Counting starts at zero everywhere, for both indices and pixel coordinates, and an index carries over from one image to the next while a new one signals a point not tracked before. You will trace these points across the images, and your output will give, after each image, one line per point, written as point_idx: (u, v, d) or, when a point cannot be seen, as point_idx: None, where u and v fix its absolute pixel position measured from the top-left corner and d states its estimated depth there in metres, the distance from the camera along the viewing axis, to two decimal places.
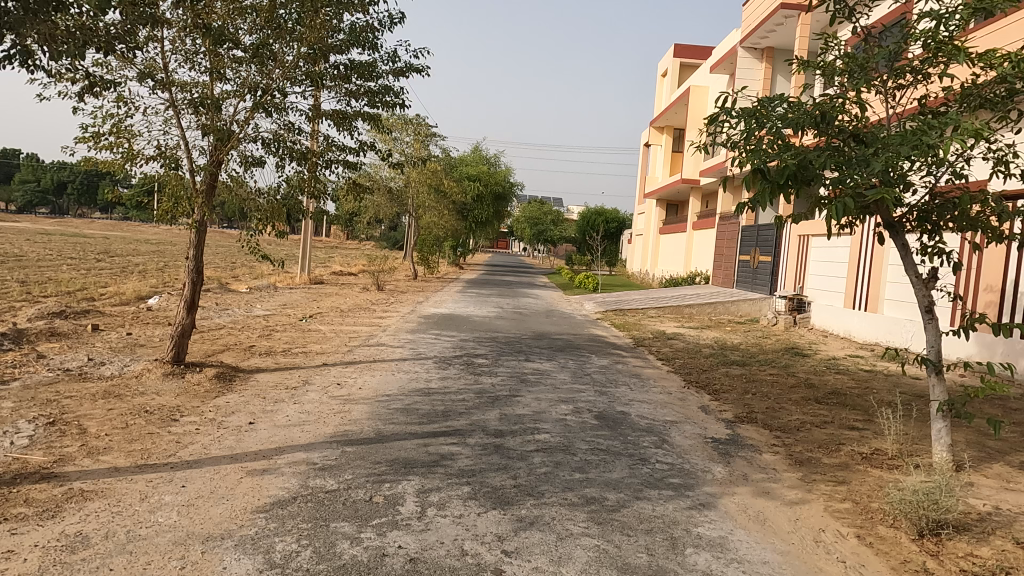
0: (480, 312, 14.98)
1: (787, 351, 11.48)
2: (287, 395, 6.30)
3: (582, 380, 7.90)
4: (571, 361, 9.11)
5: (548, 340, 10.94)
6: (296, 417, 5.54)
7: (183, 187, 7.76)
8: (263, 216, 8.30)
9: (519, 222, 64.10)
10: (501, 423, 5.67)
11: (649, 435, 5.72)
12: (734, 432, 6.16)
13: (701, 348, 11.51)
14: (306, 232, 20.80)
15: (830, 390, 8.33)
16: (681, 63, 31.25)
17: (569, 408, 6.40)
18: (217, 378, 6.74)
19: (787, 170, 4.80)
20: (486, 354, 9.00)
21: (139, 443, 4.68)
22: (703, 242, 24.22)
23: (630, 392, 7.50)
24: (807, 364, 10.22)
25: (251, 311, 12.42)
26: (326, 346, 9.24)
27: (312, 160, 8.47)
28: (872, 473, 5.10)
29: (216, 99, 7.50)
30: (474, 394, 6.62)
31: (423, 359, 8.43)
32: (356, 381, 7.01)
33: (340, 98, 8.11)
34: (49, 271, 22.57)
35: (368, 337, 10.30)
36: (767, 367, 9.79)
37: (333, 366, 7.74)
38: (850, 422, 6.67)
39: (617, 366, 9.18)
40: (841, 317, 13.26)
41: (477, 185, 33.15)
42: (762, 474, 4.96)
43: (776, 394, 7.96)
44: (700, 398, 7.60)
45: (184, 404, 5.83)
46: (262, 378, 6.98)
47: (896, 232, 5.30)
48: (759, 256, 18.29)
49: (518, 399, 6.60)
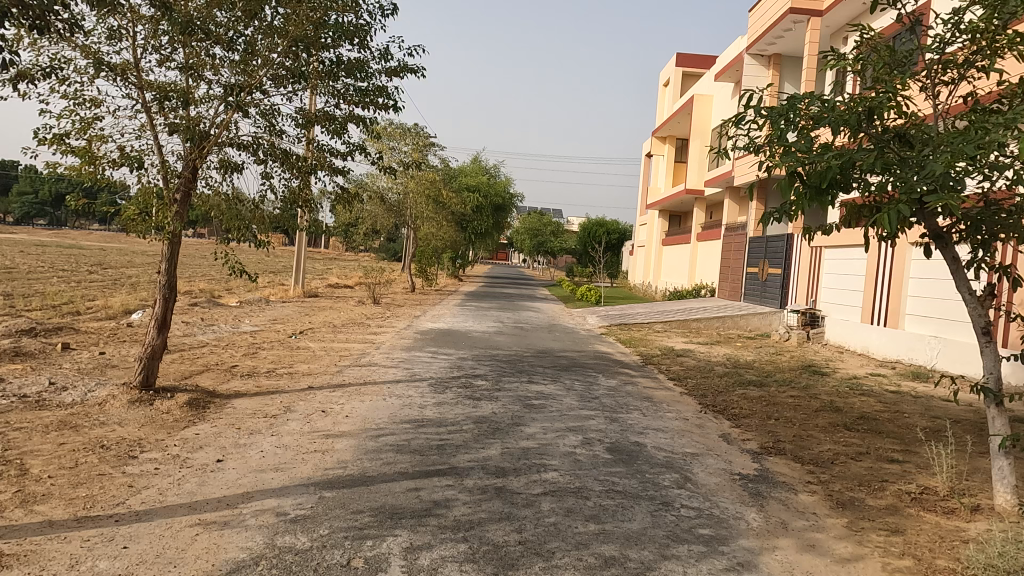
0: (480, 327, 14.28)
1: (804, 369, 10.86)
2: (264, 426, 5.63)
3: (591, 405, 7.24)
4: (577, 383, 8.46)
5: (551, 359, 10.27)
6: (272, 454, 4.89)
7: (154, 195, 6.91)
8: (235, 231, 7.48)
9: (519, 234, 63.49)
10: (502, 459, 5.02)
11: (669, 472, 5.08)
12: (762, 466, 5.54)
13: (713, 367, 10.90)
14: (300, 243, 20.12)
15: (859, 414, 7.71)
16: (684, 72, 30.76)
17: (578, 439, 5.76)
18: (190, 405, 6.09)
19: (827, 173, 4.31)
20: (485, 375, 8.36)
21: (83, 489, 4.04)
22: (708, 253, 23.62)
23: (643, 419, 6.86)
24: (829, 384, 9.57)
25: (237, 327, 11.76)
26: (314, 366, 8.62)
27: (301, 167, 7.85)
28: (928, 518, 4.48)
29: (193, 98, 6.80)
30: (474, 425, 5.96)
31: (418, 381, 7.76)
32: (343, 408, 6.33)
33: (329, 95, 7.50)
34: (35, 284, 21.87)
35: (360, 356, 9.66)
36: (787, 388, 9.14)
37: (319, 391, 7.09)
38: (888, 453, 6.06)
39: (628, 388, 8.52)
40: (856, 332, 12.66)
41: (476, 196, 32.67)
42: (803, 522, 4.33)
43: (800, 419, 7.35)
44: (718, 424, 6.97)
45: (147, 437, 5.19)
46: (240, 405, 6.31)
47: (945, 244, 4.79)
48: (767, 267, 17.50)
49: (521, 428, 5.93)
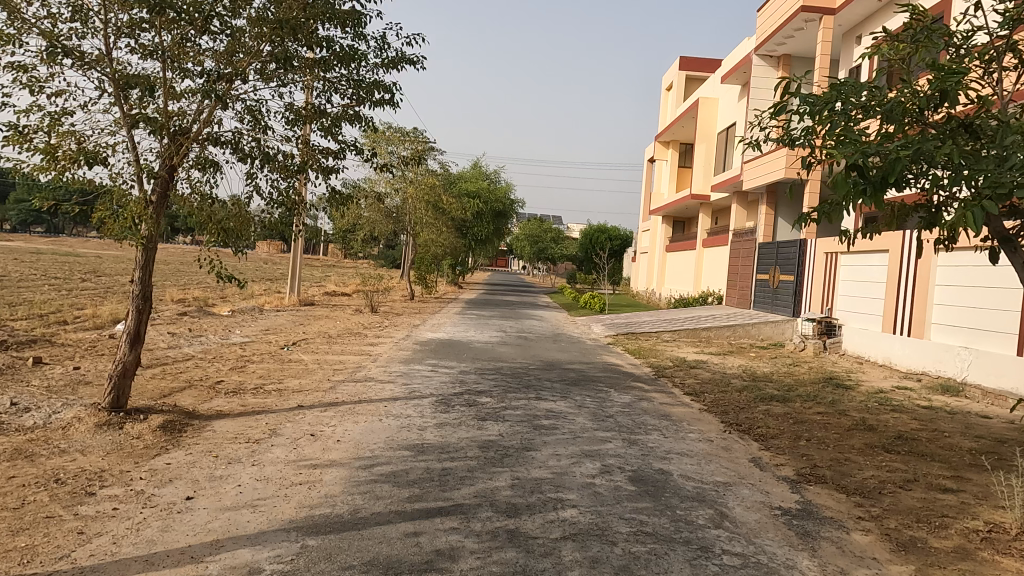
0: (482, 337, 13.66)
1: (826, 382, 10.25)
2: (245, 453, 5.01)
3: (606, 426, 6.63)
4: (588, 399, 7.85)
5: (559, 372, 9.66)
6: (250, 489, 4.28)
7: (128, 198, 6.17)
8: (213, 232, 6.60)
9: (519, 241, 62.94)
10: (513, 493, 4.42)
11: (701, 507, 4.47)
12: (804, 497, 4.93)
13: (730, 380, 10.29)
14: (295, 249, 19.54)
15: (895, 433, 7.10)
16: (687, 76, 30.28)
17: (596, 467, 5.15)
18: (163, 429, 5.48)
19: (896, 164, 3.68)
20: (490, 392, 7.75)
21: (23, 538, 3.43)
22: (714, 259, 23.04)
23: (664, 440, 6.26)
24: (855, 398, 8.97)
25: (227, 338, 11.14)
26: (306, 382, 8.01)
27: (291, 167, 7.20)
28: (1007, 564, 3.87)
29: (171, 90, 6.16)
30: (480, 452, 5.35)
31: (417, 399, 7.14)
32: (334, 431, 5.72)
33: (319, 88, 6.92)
34: (25, 293, 21.25)
35: (355, 369, 9.05)
36: (812, 404, 8.53)
37: (309, 410, 6.49)
38: (939, 481, 5.46)
39: (644, 405, 7.90)
40: (877, 341, 12.06)
41: (477, 202, 32.14)
42: (866, 571, 3.72)
43: (834, 439, 6.74)
44: (746, 446, 6.37)
45: (110, 468, 4.59)
46: (221, 428, 5.70)
47: (1014, 248, 4.16)
48: (778, 274, 16.89)
49: (532, 455, 5.33)
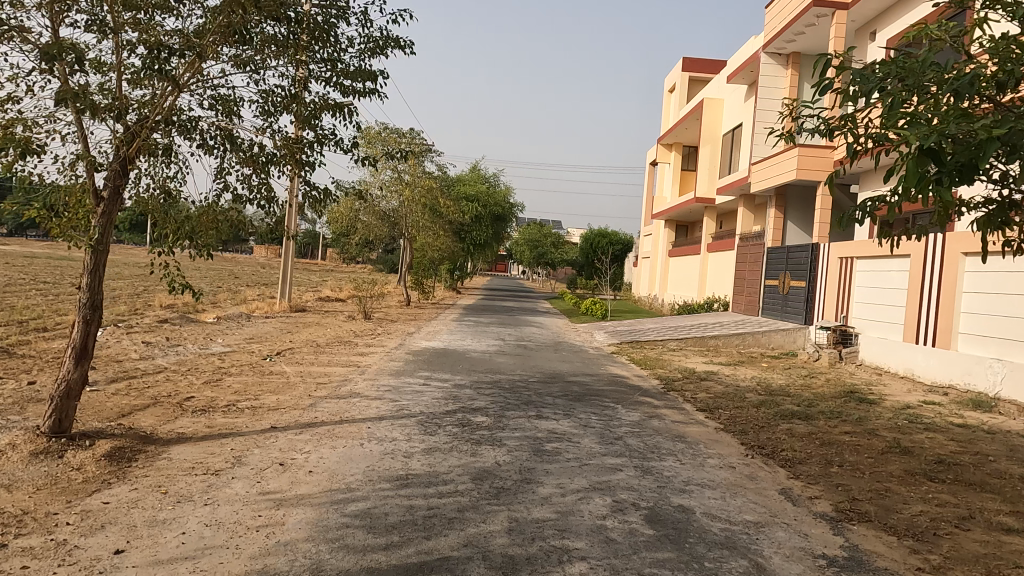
0: (479, 346, 12.97)
1: (848, 396, 9.55)
2: (200, 489, 4.32)
3: (614, 450, 5.92)
4: (593, 417, 7.16)
5: (561, 385, 8.98)
6: (196, 537, 3.58)
7: (76, 194, 5.32)
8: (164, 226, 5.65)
9: (519, 246, 62.36)
10: (510, 541, 3.72)
11: (733, 557, 3.77)
12: (849, 541, 4.23)
13: (745, 393, 9.58)
14: (287, 253, 18.84)
15: (934, 457, 6.41)
16: (691, 78, 29.69)
17: (607, 504, 4.46)
18: (110, 458, 4.78)
19: (986, 146, 2.99)
20: (486, 409, 7.06)
21: None
22: (720, 264, 22.36)
23: (681, 468, 5.57)
24: (882, 415, 8.28)
25: (206, 347, 10.42)
26: (284, 397, 7.31)
27: (263, 159, 6.47)
28: None
29: (125, 72, 5.48)
30: (473, 485, 4.65)
31: (405, 418, 6.45)
32: (308, 459, 5.03)
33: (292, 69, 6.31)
34: (8, 298, 20.54)
35: (340, 382, 8.36)
36: (837, 422, 7.84)
37: (283, 433, 5.79)
38: (999, 518, 4.76)
39: (655, 424, 7.19)
40: (898, 352, 11.39)
41: (476, 206, 31.51)
42: None
43: (868, 464, 6.06)
44: (773, 474, 5.68)
45: (35, 508, 3.89)
46: (178, 456, 5.01)
47: None
48: (788, 280, 16.22)
49: (534, 489, 4.64)
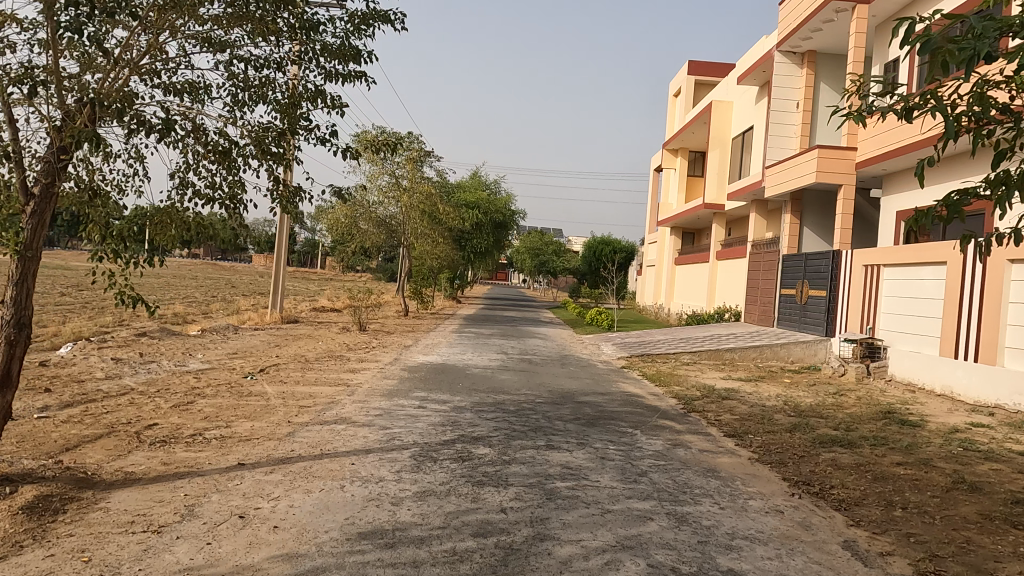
0: (480, 361, 12.08)
1: (887, 418, 8.67)
2: (131, 556, 3.43)
3: (640, 491, 5.04)
4: (611, 447, 6.28)
5: (571, 407, 8.09)
6: None
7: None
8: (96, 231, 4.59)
9: (519, 254, 61.45)
10: None
11: None
12: None
13: (773, 415, 8.68)
14: (279, 262, 17.97)
15: (1008, 495, 5.54)
16: (696, 81, 28.92)
17: (644, 571, 3.57)
18: (30, 511, 3.90)
19: None
20: (489, 439, 6.18)
21: None
22: (730, 272, 21.47)
23: (721, 514, 4.70)
24: (932, 441, 7.40)
25: (182, 364, 9.52)
26: (260, 425, 6.44)
27: (229, 150, 5.51)
28: None
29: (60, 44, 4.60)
30: (474, 545, 3.76)
31: (395, 452, 5.58)
32: (274, 509, 4.15)
33: (264, 46, 5.47)
34: None
35: (326, 405, 7.48)
36: (884, 450, 6.96)
37: (250, 472, 4.92)
38: None
39: (682, 455, 6.29)
40: (933, 367, 10.54)
41: (476, 213, 30.72)
42: None
43: (936, 506, 5.19)
44: (831, 520, 4.79)
45: None
46: (116, 506, 4.13)
47: None
48: (806, 289, 15.36)
49: (550, 550, 3.76)
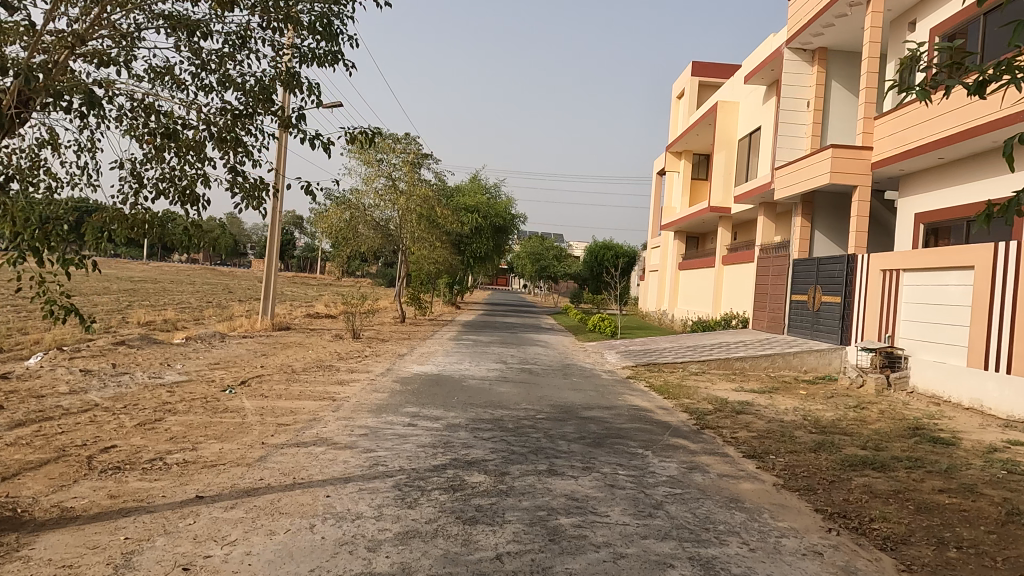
0: (477, 371, 11.41)
1: (916, 435, 8.01)
2: None
3: (657, 528, 4.38)
4: (621, 473, 5.63)
5: (575, 424, 7.44)
6: None
7: None
8: (16, 229, 3.93)
9: (519, 259, 60.81)
10: None
11: None
12: None
13: (794, 432, 8.01)
14: (270, 267, 17.30)
15: None
16: (700, 83, 28.33)
17: None
18: None
19: None
20: (484, 464, 5.52)
21: None
22: (737, 277, 20.81)
23: (753, 558, 4.03)
24: (971, 462, 6.75)
25: (157, 377, 8.84)
26: (230, 447, 5.78)
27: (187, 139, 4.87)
28: None
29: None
30: None
31: (377, 481, 4.93)
32: (228, 558, 3.51)
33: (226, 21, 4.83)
34: None
35: (307, 423, 6.83)
36: (920, 473, 6.31)
37: (209, 507, 4.27)
38: None
39: (699, 481, 5.63)
40: (960, 378, 9.90)
41: (475, 217, 30.07)
42: None
43: (994, 544, 4.53)
44: (879, 564, 4.13)
45: None
46: (37, 554, 3.48)
47: None
48: (819, 295, 14.71)
49: None
